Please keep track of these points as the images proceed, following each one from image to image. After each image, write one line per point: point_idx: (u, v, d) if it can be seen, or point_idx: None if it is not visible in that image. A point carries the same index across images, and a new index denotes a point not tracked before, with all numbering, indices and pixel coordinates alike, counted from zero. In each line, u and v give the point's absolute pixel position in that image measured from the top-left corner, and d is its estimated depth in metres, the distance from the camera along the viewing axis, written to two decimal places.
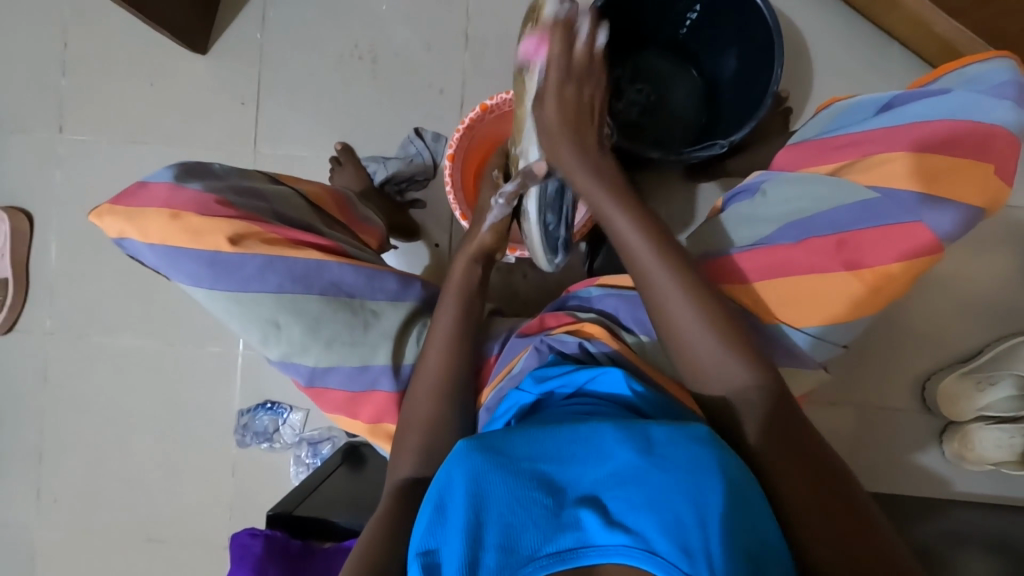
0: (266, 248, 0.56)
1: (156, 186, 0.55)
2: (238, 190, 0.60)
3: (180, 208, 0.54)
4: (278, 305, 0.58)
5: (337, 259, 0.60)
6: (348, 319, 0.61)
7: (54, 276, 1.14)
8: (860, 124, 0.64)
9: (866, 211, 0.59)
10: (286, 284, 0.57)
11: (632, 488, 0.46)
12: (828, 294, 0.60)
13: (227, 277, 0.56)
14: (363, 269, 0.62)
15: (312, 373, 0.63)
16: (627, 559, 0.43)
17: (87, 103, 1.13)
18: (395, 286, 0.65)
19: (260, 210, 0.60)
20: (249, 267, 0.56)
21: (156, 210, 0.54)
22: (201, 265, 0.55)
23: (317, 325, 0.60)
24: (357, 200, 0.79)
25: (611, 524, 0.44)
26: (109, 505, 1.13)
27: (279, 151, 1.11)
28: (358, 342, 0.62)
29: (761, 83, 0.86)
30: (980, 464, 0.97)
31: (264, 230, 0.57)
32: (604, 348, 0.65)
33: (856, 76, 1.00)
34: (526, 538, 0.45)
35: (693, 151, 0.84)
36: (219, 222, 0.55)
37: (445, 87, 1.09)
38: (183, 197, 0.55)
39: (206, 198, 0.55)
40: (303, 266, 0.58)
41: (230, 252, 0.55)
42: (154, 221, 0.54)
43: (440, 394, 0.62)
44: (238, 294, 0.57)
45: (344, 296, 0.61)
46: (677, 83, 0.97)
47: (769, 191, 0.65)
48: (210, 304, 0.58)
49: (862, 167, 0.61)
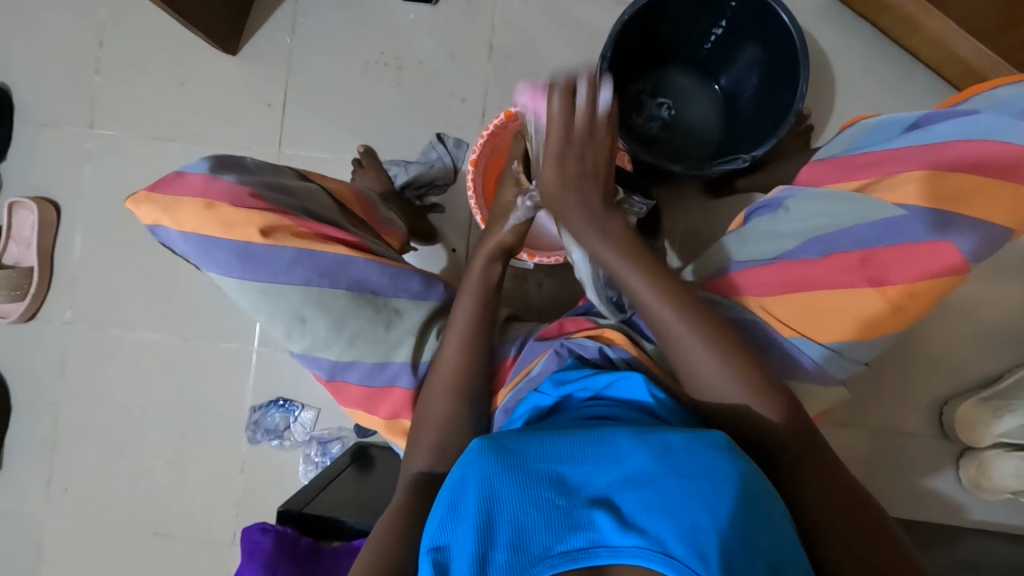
0: (297, 242, 0.56)
1: (192, 176, 0.55)
2: (270, 184, 0.60)
3: (215, 199, 0.54)
4: (305, 299, 0.58)
5: (364, 256, 0.60)
6: (373, 316, 0.62)
7: (78, 266, 1.16)
8: (886, 143, 0.63)
9: (884, 229, 0.59)
10: (313, 278, 0.57)
11: (646, 491, 0.46)
12: (849, 310, 0.60)
13: (257, 270, 0.55)
14: (388, 268, 0.62)
15: (333, 367, 0.63)
16: (640, 561, 0.43)
17: (119, 99, 1.16)
18: (418, 285, 0.66)
19: (292, 204, 0.60)
20: (280, 260, 0.55)
21: (191, 199, 0.53)
22: (232, 256, 0.55)
23: (342, 321, 0.60)
24: (379, 203, 0.82)
25: (626, 526, 0.44)
26: (118, 495, 1.14)
27: (302, 153, 1.13)
28: (381, 339, 0.62)
29: (782, 100, 0.87)
30: (998, 492, 0.95)
31: (295, 224, 0.57)
32: (623, 354, 0.65)
33: (879, 96, 1.00)
34: (539, 537, 0.45)
35: (713, 166, 0.84)
36: (252, 214, 0.54)
37: (468, 95, 1.11)
38: (218, 187, 0.54)
39: (240, 190, 0.54)
40: (331, 261, 0.58)
41: (262, 244, 0.54)
42: (187, 210, 0.53)
43: (457, 393, 0.63)
44: (267, 287, 0.56)
45: (368, 293, 0.61)
46: (698, 99, 0.99)
47: (792, 207, 0.66)
48: (237, 296, 0.58)
49: (886, 187, 0.60)
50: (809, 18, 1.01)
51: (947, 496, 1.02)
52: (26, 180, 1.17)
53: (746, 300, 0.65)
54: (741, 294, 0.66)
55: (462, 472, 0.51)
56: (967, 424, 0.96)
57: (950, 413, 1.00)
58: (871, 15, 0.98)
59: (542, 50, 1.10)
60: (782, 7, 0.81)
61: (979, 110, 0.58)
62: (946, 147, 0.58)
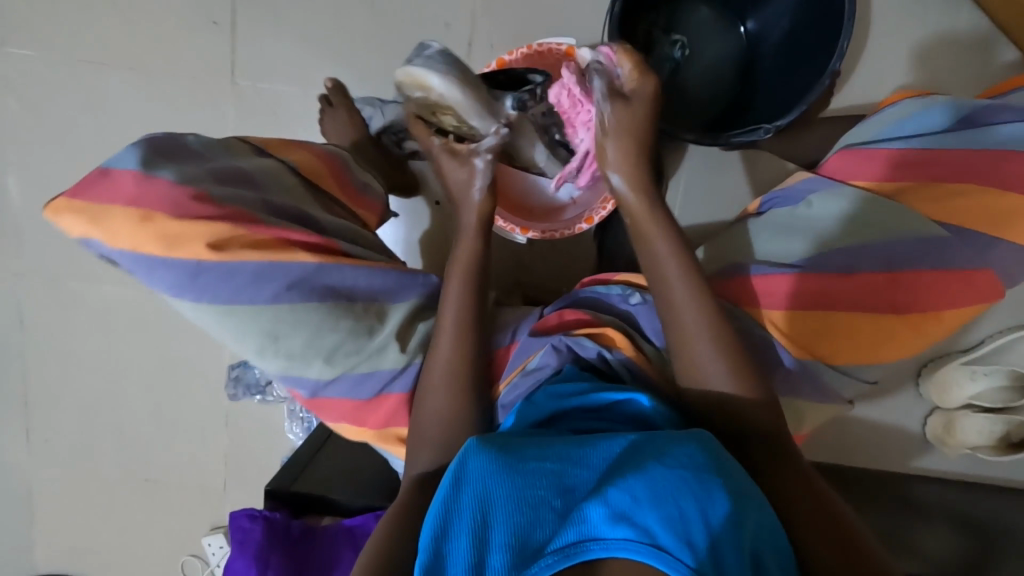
0: (256, 254, 0.49)
1: (122, 176, 0.46)
2: (219, 175, 0.52)
3: (151, 208, 0.46)
4: (273, 317, 0.52)
5: (338, 261, 0.54)
6: (353, 325, 0.56)
7: (17, 212, 1.04)
8: (937, 137, 0.57)
9: (925, 246, 0.53)
10: (282, 293, 0.51)
11: (634, 481, 0.45)
12: (872, 331, 0.55)
13: (214, 288, 0.49)
14: (365, 270, 0.56)
15: (315, 385, 0.58)
16: (631, 554, 0.43)
17: (30, 10, 0.96)
18: (398, 286, 0.59)
19: (248, 200, 0.52)
20: (240, 275, 0.49)
21: (123, 210, 0.46)
22: (182, 276, 0.49)
23: (318, 337, 0.54)
24: (354, 163, 0.71)
25: (614, 518, 0.44)
26: (103, 445, 1.13)
27: (261, 84, 0.98)
28: (365, 350, 0.57)
29: (816, 59, 0.76)
30: (959, 449, 0.99)
31: (252, 231, 0.50)
32: (623, 358, 0.60)
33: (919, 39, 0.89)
34: (533, 537, 0.44)
35: (727, 137, 0.76)
36: (197, 226, 0.47)
37: (453, 19, 0.95)
38: (154, 192, 0.46)
39: (181, 195, 0.47)
40: (300, 271, 0.52)
41: (215, 261, 0.48)
42: (121, 223, 0.46)
43: (455, 392, 0.58)
44: (228, 307, 0.51)
45: (346, 300, 0.55)
46: (717, 41, 0.85)
47: (814, 203, 0.58)
48: (195, 315, 0.52)
49: (935, 197, 0.55)
50: None
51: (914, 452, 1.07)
52: None
53: (767, 312, 0.57)
54: (761, 305, 0.57)
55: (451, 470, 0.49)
56: (943, 386, 0.98)
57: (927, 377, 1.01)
58: None
59: None
60: None
61: None
62: (999, 155, 0.55)
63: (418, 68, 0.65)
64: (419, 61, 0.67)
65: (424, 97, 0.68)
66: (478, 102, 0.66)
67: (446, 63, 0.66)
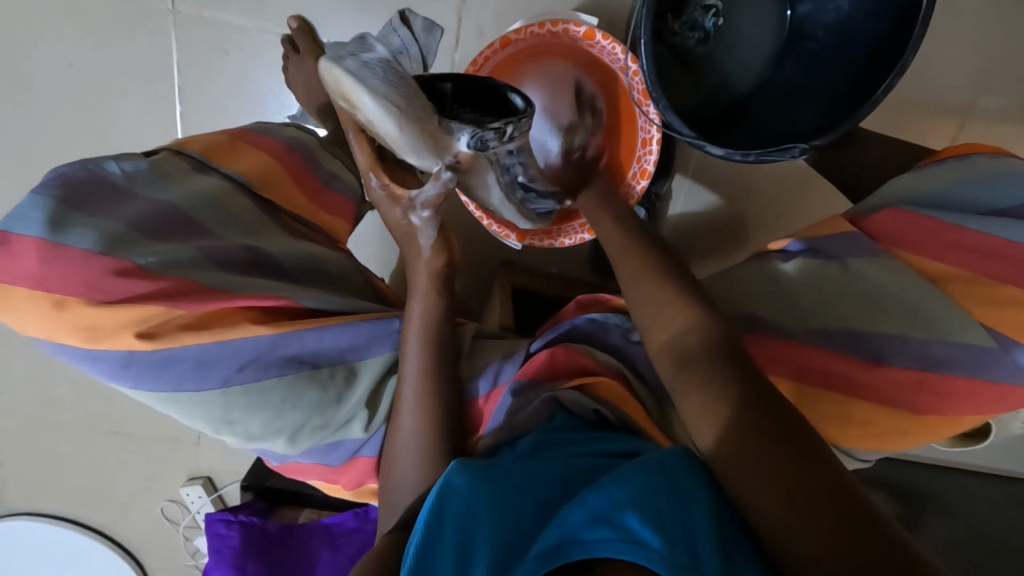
0: (198, 337, 0.44)
1: (20, 251, 0.40)
2: (148, 225, 0.45)
3: (64, 291, 0.40)
4: (224, 400, 0.47)
5: (295, 329, 0.48)
6: (317, 397, 0.50)
7: None
8: (1008, 222, 0.48)
9: (965, 355, 0.47)
10: (230, 374, 0.46)
11: (615, 483, 0.41)
12: (882, 425, 0.50)
13: (152, 378, 0.44)
14: (327, 331, 0.50)
15: (280, 455, 0.53)
16: (612, 554, 0.38)
17: None
18: (365, 341, 0.53)
19: (184, 258, 0.46)
20: (180, 360, 0.44)
21: (31, 292, 0.40)
22: (113, 367, 0.44)
23: (278, 417, 0.49)
24: (321, 154, 0.66)
25: (594, 518, 0.39)
26: (60, 400, 1.09)
27: (206, 14, 0.82)
28: (332, 422, 0.52)
29: (867, 62, 0.64)
30: None
31: (191, 309, 0.44)
32: (619, 413, 0.56)
33: (976, 22, 0.79)
34: (510, 547, 0.40)
35: (761, 154, 0.64)
36: (124, 310, 0.42)
37: None
38: (64, 271, 0.40)
39: (98, 274, 0.41)
40: (248, 348, 0.46)
41: (150, 348, 0.43)
42: (32, 310, 0.41)
43: (430, 450, 0.52)
44: (170, 394, 0.46)
45: (306, 367, 0.50)
46: (759, 21, 0.76)
47: (853, 266, 0.53)
48: (136, 398, 0.47)
49: (980, 294, 0.48)
50: None
51: None
52: None
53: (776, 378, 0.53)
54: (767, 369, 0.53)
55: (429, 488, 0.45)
56: None
57: None
58: None
59: None
60: None
61: None
62: None
63: (341, 77, 0.43)
64: (351, 63, 0.45)
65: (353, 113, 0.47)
66: (424, 135, 0.46)
67: (388, 78, 0.46)
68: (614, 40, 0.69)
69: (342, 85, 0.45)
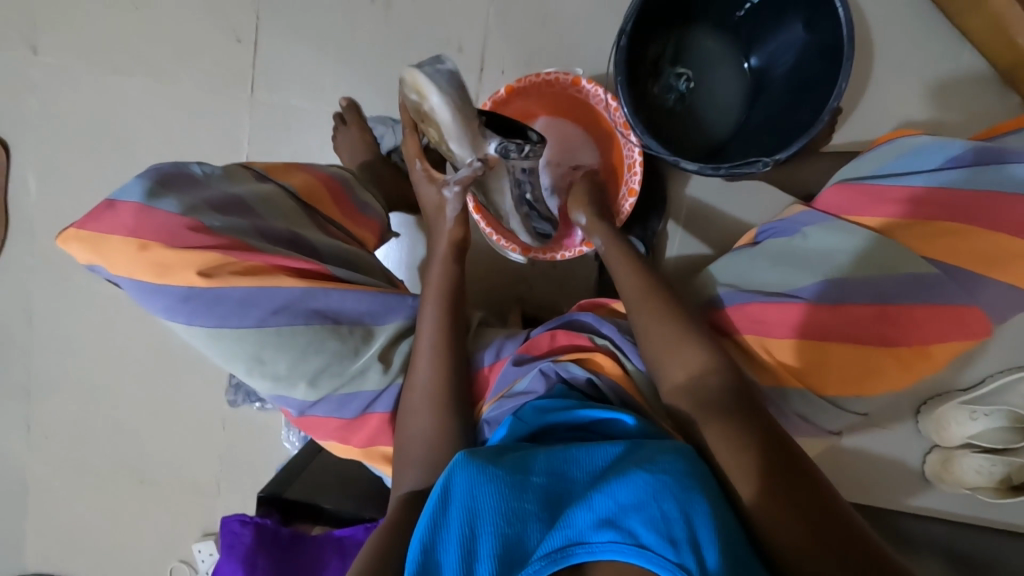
0: (245, 281, 0.52)
1: (122, 209, 0.50)
2: (217, 203, 0.56)
3: (148, 238, 0.50)
4: (260, 340, 0.55)
5: (326, 287, 0.56)
6: (338, 348, 0.58)
7: (35, 209, 1.07)
8: (932, 175, 0.57)
9: (916, 285, 0.55)
10: (268, 318, 0.54)
11: (619, 488, 0.48)
12: (859, 363, 0.57)
13: (203, 313, 0.52)
14: (352, 293, 0.58)
15: (300, 405, 0.60)
16: (615, 554, 0.46)
17: (65, 20, 1.01)
18: (381, 308, 0.61)
19: (242, 228, 0.56)
20: (229, 300, 0.52)
21: (123, 239, 0.50)
22: (175, 301, 0.52)
23: (303, 361, 0.56)
24: (355, 184, 0.76)
25: (600, 521, 0.47)
26: (100, 443, 1.15)
27: (278, 99, 1.02)
28: (347, 371, 0.59)
29: (817, 96, 0.77)
30: (957, 486, 1.02)
31: (243, 259, 0.52)
32: (611, 383, 0.62)
33: (915, 82, 0.93)
34: (520, 546, 0.47)
35: (731, 168, 0.76)
36: (190, 255, 0.51)
37: (466, 42, 0.99)
38: (153, 221, 0.50)
39: (177, 225, 0.51)
40: (286, 297, 0.54)
41: (206, 287, 0.52)
42: (120, 252, 0.50)
43: (438, 406, 0.59)
44: (216, 329, 0.54)
45: (331, 322, 0.58)
46: (721, 75, 0.90)
47: (811, 234, 0.61)
48: (188, 336, 0.55)
49: (925, 235, 0.56)
50: None
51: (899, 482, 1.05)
52: None
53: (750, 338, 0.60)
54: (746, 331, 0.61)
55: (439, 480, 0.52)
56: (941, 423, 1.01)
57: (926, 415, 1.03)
58: None
59: None
60: None
61: None
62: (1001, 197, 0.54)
63: (422, 75, 0.58)
64: (427, 66, 0.59)
65: (415, 101, 0.61)
66: (463, 131, 0.61)
67: (452, 82, 0.60)
68: (597, 84, 0.82)
69: (417, 81, 0.59)
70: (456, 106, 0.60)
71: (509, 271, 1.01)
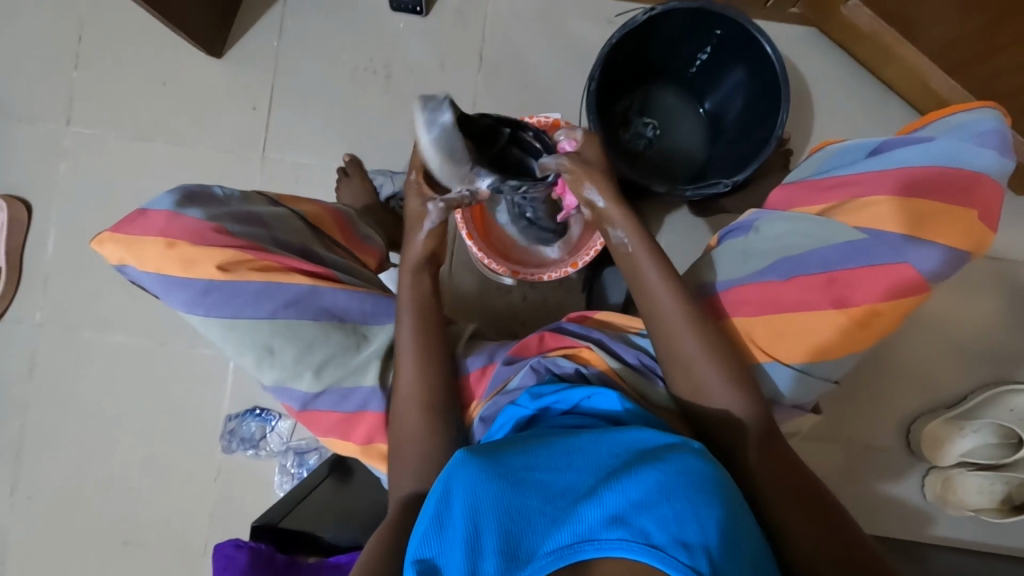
0: (259, 276, 0.64)
1: (155, 215, 0.62)
2: (236, 216, 0.67)
3: (175, 237, 0.61)
4: (270, 330, 0.66)
5: (331, 286, 0.68)
6: (341, 341, 0.69)
7: (50, 266, 1.13)
8: (851, 166, 0.71)
9: (855, 251, 0.66)
10: (279, 310, 0.65)
11: (628, 485, 0.48)
12: (819, 331, 0.67)
13: (221, 303, 0.63)
14: (355, 294, 0.70)
15: (305, 397, 0.70)
16: (625, 552, 0.44)
17: (98, 97, 1.14)
18: (388, 311, 0.72)
19: (256, 235, 0.67)
20: (245, 292, 0.63)
21: (154, 239, 0.62)
22: (196, 292, 0.63)
23: (309, 350, 0.67)
24: (358, 219, 0.84)
25: (610, 519, 0.45)
26: (84, 503, 1.11)
27: (286, 158, 1.13)
28: (351, 363, 0.69)
29: (765, 128, 0.89)
30: (960, 509, 0.96)
31: (257, 258, 0.64)
32: (597, 371, 0.69)
33: (853, 123, 1.06)
34: (525, 542, 0.46)
35: (696, 189, 0.88)
36: (212, 252, 0.62)
37: (457, 105, 1.12)
38: (180, 224, 0.62)
39: (201, 227, 0.62)
40: (296, 291, 0.66)
41: (224, 280, 0.63)
42: (151, 250, 0.62)
43: (432, 399, 0.68)
44: (232, 319, 0.64)
45: (336, 320, 0.69)
46: (682, 118, 1.03)
47: (762, 228, 0.72)
48: (206, 327, 0.66)
49: (849, 210, 0.68)
50: (789, 44, 1.07)
51: (911, 507, 1.02)
52: None
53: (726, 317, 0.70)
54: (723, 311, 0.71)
55: (441, 482, 0.53)
56: (934, 442, 0.97)
57: (915, 432, 1.00)
58: (849, 45, 1.03)
59: (534, 65, 1.11)
60: (766, 39, 0.85)
61: (934, 136, 0.67)
62: (907, 169, 0.67)
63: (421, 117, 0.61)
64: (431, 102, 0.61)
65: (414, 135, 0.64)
66: (453, 170, 0.65)
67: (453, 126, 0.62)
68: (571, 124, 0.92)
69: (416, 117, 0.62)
70: (447, 148, 0.62)
71: (502, 307, 1.05)
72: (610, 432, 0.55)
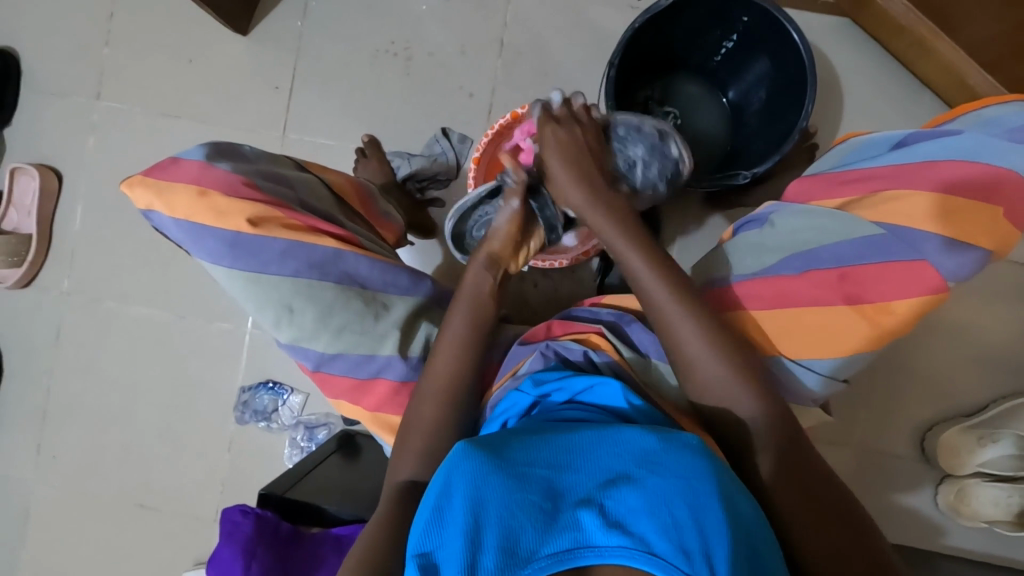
0: (287, 234, 0.65)
1: (188, 164, 0.65)
2: (264, 174, 0.70)
3: (207, 186, 0.63)
4: (293, 288, 0.67)
5: (354, 251, 0.70)
6: (361, 308, 0.71)
7: (78, 236, 1.17)
8: (872, 159, 0.69)
9: (869, 247, 0.64)
10: (303, 269, 0.66)
11: (629, 491, 0.47)
12: (829, 327, 0.66)
13: (246, 257, 0.65)
14: (377, 263, 0.73)
15: (319, 358, 0.72)
16: (624, 559, 0.44)
17: (127, 72, 1.16)
18: (406, 282, 0.76)
19: (283, 195, 0.69)
20: (270, 248, 0.65)
21: (185, 186, 0.63)
22: (222, 243, 0.64)
23: (330, 312, 0.69)
24: (378, 196, 0.87)
25: (611, 525, 0.45)
26: (104, 465, 1.15)
27: (306, 138, 1.14)
28: (368, 330, 0.71)
29: (789, 120, 0.87)
30: (974, 521, 0.93)
31: (285, 215, 0.66)
32: (606, 358, 0.69)
33: (883, 119, 1.02)
34: (524, 541, 0.45)
35: (714, 180, 0.86)
36: (243, 204, 0.64)
37: (476, 89, 1.11)
38: (213, 176, 0.64)
39: (234, 180, 0.64)
40: (322, 254, 0.67)
41: (251, 234, 0.64)
42: (182, 196, 0.63)
43: (446, 382, 0.70)
44: (256, 274, 0.66)
45: (356, 286, 0.71)
46: (704, 107, 1.00)
47: (777, 222, 0.71)
48: (228, 280, 0.67)
49: (871, 204, 0.66)
50: (819, 36, 1.03)
51: (923, 516, 0.99)
52: (32, 151, 1.18)
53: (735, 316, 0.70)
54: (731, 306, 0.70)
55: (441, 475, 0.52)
56: (949, 451, 0.95)
57: (931, 440, 0.97)
58: (883, 37, 1.00)
59: (555, 49, 1.10)
60: (793, 25, 0.82)
61: (962, 130, 0.65)
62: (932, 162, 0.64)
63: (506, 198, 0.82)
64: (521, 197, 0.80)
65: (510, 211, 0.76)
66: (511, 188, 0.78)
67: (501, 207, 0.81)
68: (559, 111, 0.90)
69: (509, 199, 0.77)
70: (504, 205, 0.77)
71: (513, 294, 1.04)
72: (612, 428, 0.54)
